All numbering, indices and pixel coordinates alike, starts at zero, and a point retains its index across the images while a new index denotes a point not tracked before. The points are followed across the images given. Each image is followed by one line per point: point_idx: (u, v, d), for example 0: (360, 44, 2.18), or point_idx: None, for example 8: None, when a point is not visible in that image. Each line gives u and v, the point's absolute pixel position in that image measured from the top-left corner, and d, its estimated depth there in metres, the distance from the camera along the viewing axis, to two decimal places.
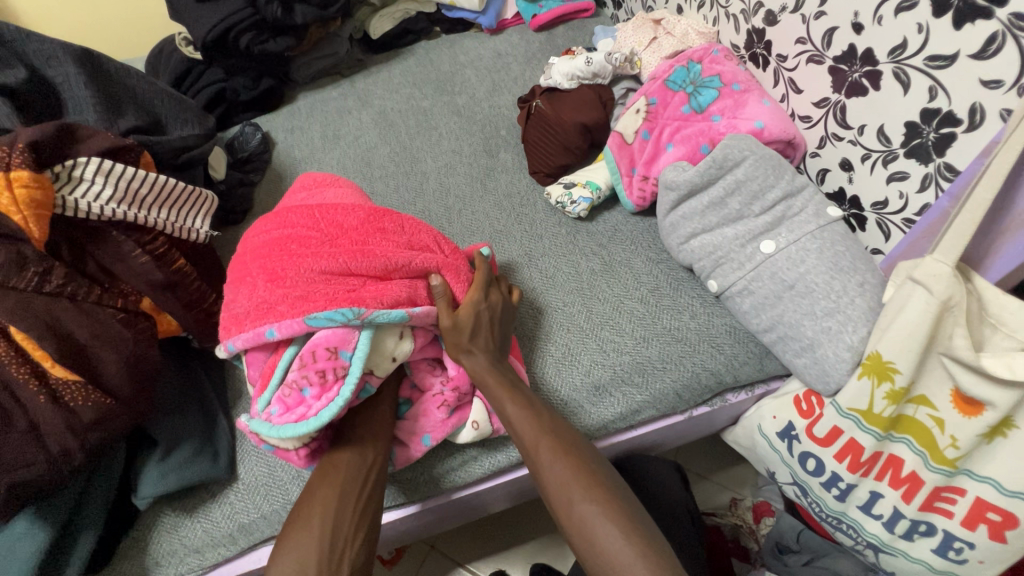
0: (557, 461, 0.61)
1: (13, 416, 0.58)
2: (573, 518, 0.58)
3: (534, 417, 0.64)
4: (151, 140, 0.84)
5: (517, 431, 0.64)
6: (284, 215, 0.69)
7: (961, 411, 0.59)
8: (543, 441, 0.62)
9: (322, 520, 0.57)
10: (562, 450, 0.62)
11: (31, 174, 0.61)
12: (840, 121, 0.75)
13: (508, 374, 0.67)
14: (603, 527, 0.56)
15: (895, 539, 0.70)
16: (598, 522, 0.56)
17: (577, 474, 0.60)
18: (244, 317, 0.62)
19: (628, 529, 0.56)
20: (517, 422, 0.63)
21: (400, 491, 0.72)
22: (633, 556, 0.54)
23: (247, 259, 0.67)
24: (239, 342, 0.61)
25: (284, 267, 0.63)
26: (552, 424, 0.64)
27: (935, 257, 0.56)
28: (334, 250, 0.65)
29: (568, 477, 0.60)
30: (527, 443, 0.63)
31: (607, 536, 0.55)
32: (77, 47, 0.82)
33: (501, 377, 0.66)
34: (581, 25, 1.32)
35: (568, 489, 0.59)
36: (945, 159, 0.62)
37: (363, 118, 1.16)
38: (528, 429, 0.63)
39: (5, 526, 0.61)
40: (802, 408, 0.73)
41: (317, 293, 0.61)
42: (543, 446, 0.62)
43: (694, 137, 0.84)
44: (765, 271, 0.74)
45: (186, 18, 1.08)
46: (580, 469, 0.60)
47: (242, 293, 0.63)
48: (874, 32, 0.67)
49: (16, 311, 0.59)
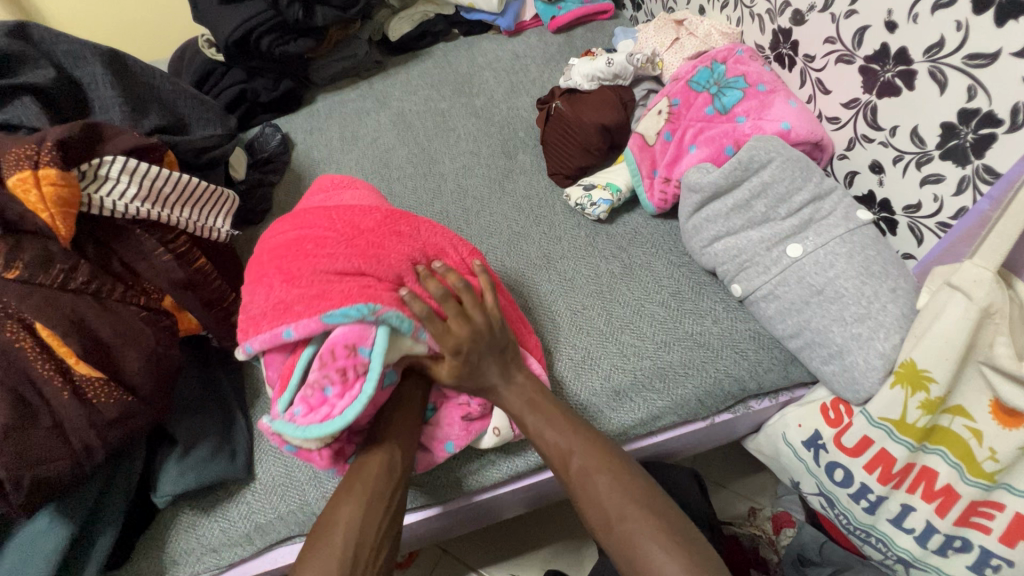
0: (591, 479, 0.59)
1: (37, 413, 0.58)
2: (614, 535, 0.57)
3: (562, 429, 0.62)
4: (175, 140, 0.85)
5: (546, 452, 0.62)
6: (299, 219, 0.70)
7: (1000, 422, 0.57)
8: (576, 459, 0.60)
9: (347, 533, 0.56)
10: (596, 465, 0.60)
11: (58, 172, 0.62)
12: (870, 123, 0.73)
13: (531, 387, 0.65)
14: (648, 545, 0.54)
15: (927, 554, 0.67)
16: (643, 542, 0.55)
17: (615, 491, 0.58)
18: (260, 316, 0.61)
19: (673, 545, 0.54)
20: (546, 442, 0.62)
21: (420, 494, 0.72)
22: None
23: (263, 260, 0.67)
24: (254, 345, 0.60)
25: (297, 269, 0.63)
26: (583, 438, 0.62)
27: (975, 262, 0.54)
28: (347, 251, 0.64)
29: (605, 496, 0.58)
30: (558, 460, 0.61)
31: (653, 555, 0.54)
32: (105, 48, 0.84)
33: (523, 394, 0.64)
34: (600, 26, 1.32)
35: (607, 509, 0.58)
36: (985, 161, 0.60)
37: (382, 119, 1.16)
38: (556, 449, 0.62)
39: (29, 520, 0.61)
40: (830, 417, 0.71)
41: (331, 291, 0.60)
42: (575, 463, 0.60)
43: (719, 139, 0.82)
44: (791, 276, 0.72)
45: (209, 19, 1.09)
46: (617, 484, 0.59)
47: (257, 297, 0.63)
48: (909, 30, 0.65)
49: (41, 307, 0.60)
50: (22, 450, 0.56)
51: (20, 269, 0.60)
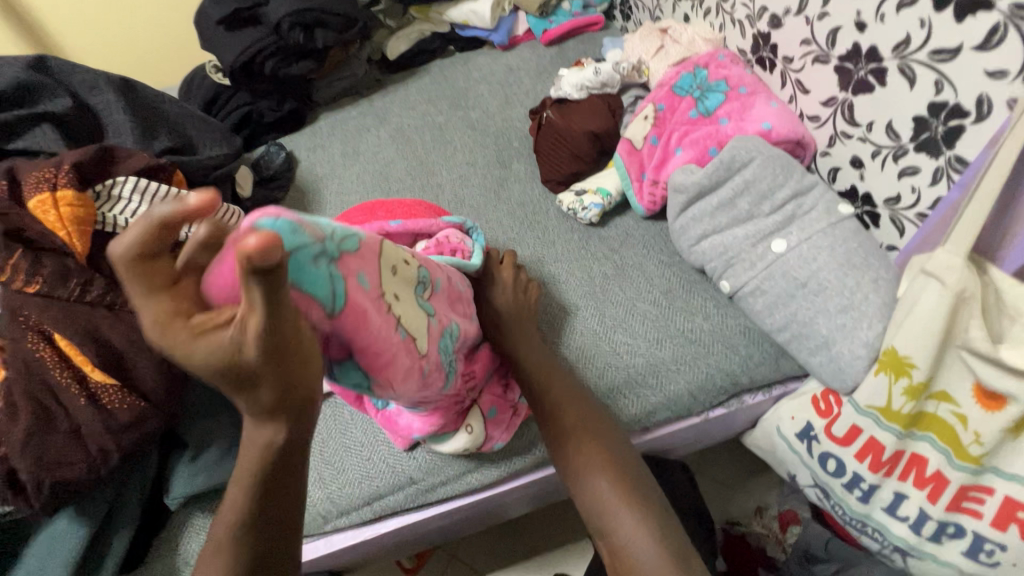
0: (562, 409, 0.65)
1: (56, 418, 0.62)
2: (571, 467, 0.62)
3: (543, 363, 0.69)
4: (183, 160, 0.90)
5: (523, 381, 0.68)
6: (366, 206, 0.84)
7: (983, 406, 0.58)
8: (552, 393, 0.66)
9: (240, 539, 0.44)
10: (569, 398, 0.66)
11: (75, 194, 0.67)
12: (848, 120, 0.75)
13: (524, 321, 0.72)
14: (598, 476, 0.60)
15: (923, 542, 0.67)
16: (595, 475, 0.60)
17: (579, 425, 0.64)
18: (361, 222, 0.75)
19: (621, 480, 0.60)
20: (524, 374, 0.68)
21: (420, 492, 0.74)
22: (626, 510, 0.58)
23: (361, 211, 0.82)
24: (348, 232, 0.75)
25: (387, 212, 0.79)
26: (559, 377, 0.68)
27: (947, 249, 0.55)
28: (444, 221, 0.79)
29: (570, 428, 0.64)
30: (536, 388, 0.67)
31: (602, 486, 0.59)
32: (118, 77, 0.89)
33: (517, 325, 0.71)
34: (591, 38, 1.35)
35: (568, 439, 0.63)
36: (955, 152, 0.62)
37: (382, 135, 1.20)
38: (534, 380, 0.67)
39: (50, 522, 0.65)
40: (821, 408, 0.72)
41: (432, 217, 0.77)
42: (548, 394, 0.66)
43: (702, 140, 0.84)
44: (777, 270, 0.74)
45: (215, 46, 1.15)
46: (581, 420, 0.65)
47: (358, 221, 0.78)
48: (877, 29, 0.67)
49: (59, 319, 0.63)
50: (44, 452, 0.60)
51: (39, 284, 0.64)
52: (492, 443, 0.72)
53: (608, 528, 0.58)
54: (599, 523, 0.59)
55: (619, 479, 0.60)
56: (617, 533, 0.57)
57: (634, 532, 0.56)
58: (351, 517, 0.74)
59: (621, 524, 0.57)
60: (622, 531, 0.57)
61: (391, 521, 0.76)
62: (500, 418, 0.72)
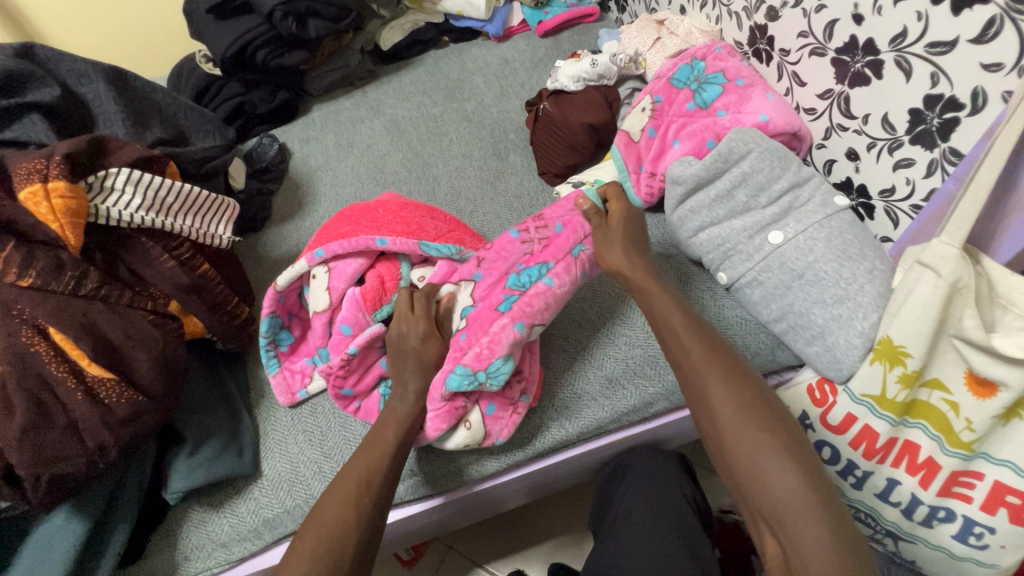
0: (731, 389, 0.52)
1: (52, 413, 0.61)
2: (738, 451, 0.49)
3: (698, 337, 0.57)
4: (176, 152, 0.89)
5: (676, 356, 0.57)
6: (355, 207, 0.85)
7: (974, 393, 0.60)
8: (716, 370, 0.53)
9: (346, 541, 0.54)
10: (735, 375, 0.53)
11: (67, 185, 0.65)
12: (844, 112, 0.76)
13: (671, 293, 0.62)
14: (774, 461, 0.47)
15: (914, 526, 0.69)
16: (763, 453, 0.48)
17: (743, 402, 0.51)
18: (351, 234, 0.78)
19: (800, 466, 0.47)
20: (675, 345, 0.57)
21: (422, 483, 0.74)
22: (801, 503, 0.45)
23: (355, 212, 0.83)
24: (332, 246, 0.76)
25: (372, 219, 0.80)
26: (736, 362, 0.55)
27: (942, 239, 0.56)
28: (431, 227, 0.81)
29: (734, 406, 0.51)
30: (692, 363, 0.55)
31: (775, 466, 0.47)
32: (107, 66, 0.87)
33: (667, 303, 0.61)
34: (586, 29, 1.35)
35: (739, 420, 0.50)
36: (950, 144, 0.63)
37: (376, 127, 1.19)
38: (693, 350, 0.56)
39: (47, 517, 0.64)
40: (815, 397, 0.73)
41: (427, 228, 0.81)
42: (713, 369, 0.53)
43: (700, 133, 0.85)
44: (774, 262, 0.75)
45: (205, 36, 1.12)
46: (752, 398, 0.51)
47: (345, 230, 0.79)
48: (875, 22, 0.68)
49: (54, 313, 0.63)
50: (40, 447, 0.59)
51: (33, 277, 0.63)
52: (493, 440, 0.72)
53: (780, 524, 0.46)
54: (768, 518, 0.46)
55: (799, 462, 0.47)
56: (789, 528, 0.45)
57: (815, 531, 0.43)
58: None
59: (798, 518, 0.45)
60: (798, 530, 0.44)
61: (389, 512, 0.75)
62: (499, 415, 0.72)
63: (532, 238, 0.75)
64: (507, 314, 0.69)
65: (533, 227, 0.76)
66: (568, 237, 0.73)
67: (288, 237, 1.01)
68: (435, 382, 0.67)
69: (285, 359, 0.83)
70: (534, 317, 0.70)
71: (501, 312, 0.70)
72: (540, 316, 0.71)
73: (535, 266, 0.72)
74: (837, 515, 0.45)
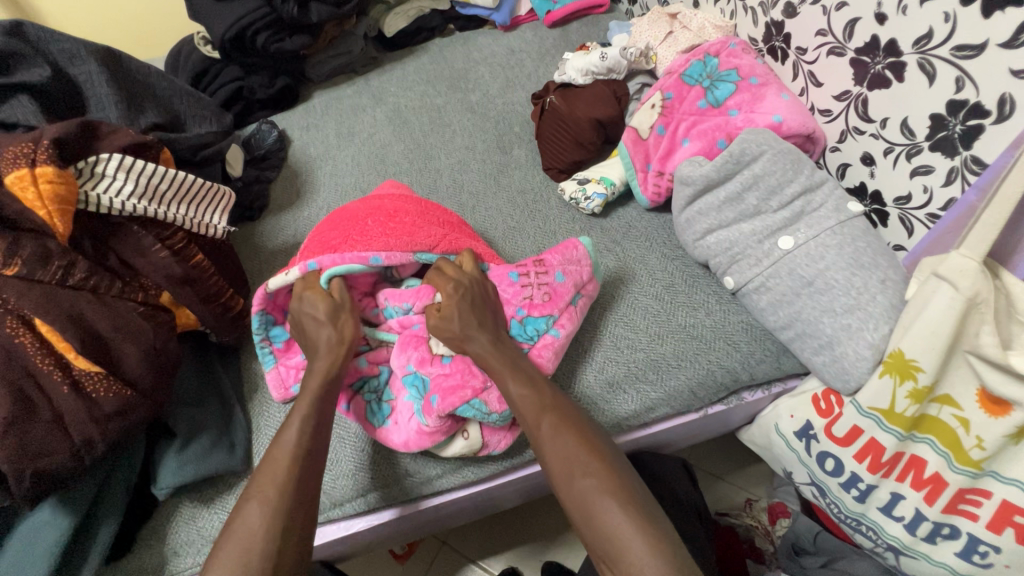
0: (561, 439, 0.57)
1: (37, 406, 0.59)
2: (574, 497, 0.54)
3: (535, 391, 0.61)
4: (170, 138, 0.86)
5: (518, 410, 0.61)
6: (347, 213, 0.81)
7: (986, 411, 0.58)
8: (546, 420, 0.59)
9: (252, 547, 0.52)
10: (565, 424, 0.58)
11: (55, 170, 0.63)
12: (862, 115, 0.73)
13: (506, 346, 0.66)
14: (602, 503, 0.52)
15: (917, 541, 0.68)
16: (595, 497, 0.53)
17: (578, 449, 0.56)
18: (342, 246, 0.74)
19: (628, 504, 0.52)
20: (517, 402, 0.61)
21: (375, 497, 0.71)
22: (632, 531, 0.50)
23: (342, 221, 0.79)
24: (326, 261, 0.73)
25: (361, 231, 0.76)
26: (567, 411, 0.60)
27: (960, 252, 0.54)
28: (425, 231, 0.78)
29: (569, 454, 0.56)
30: (528, 419, 0.59)
31: (601, 506, 0.52)
32: (100, 46, 0.84)
33: (505, 359, 0.64)
34: (595, 20, 1.32)
35: (570, 468, 0.55)
36: (973, 152, 0.60)
37: (378, 115, 1.16)
38: (529, 408, 0.60)
39: (32, 512, 0.63)
40: (821, 407, 0.72)
41: (422, 233, 0.77)
42: (546, 424, 0.58)
43: (711, 132, 0.83)
44: (783, 268, 0.73)
45: (204, 17, 1.09)
46: (582, 446, 0.57)
47: (335, 242, 0.75)
48: (898, 22, 0.65)
49: (41, 304, 0.60)
50: (24, 442, 0.57)
51: (18, 265, 0.61)
52: (490, 450, 0.70)
53: (620, 554, 0.50)
54: (608, 552, 0.51)
55: (623, 501, 0.52)
56: (626, 559, 0.50)
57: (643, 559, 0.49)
58: (344, 509, 0.71)
59: (629, 553, 0.50)
60: (634, 556, 0.49)
61: (380, 512, 0.74)
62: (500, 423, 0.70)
63: (533, 284, 0.74)
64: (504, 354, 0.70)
65: (534, 272, 0.75)
66: (569, 288, 0.75)
67: (285, 227, 0.99)
68: (447, 401, 0.65)
69: (282, 354, 0.80)
70: (543, 368, 0.70)
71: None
72: (550, 367, 0.71)
73: (539, 316, 0.73)
74: (662, 543, 0.50)
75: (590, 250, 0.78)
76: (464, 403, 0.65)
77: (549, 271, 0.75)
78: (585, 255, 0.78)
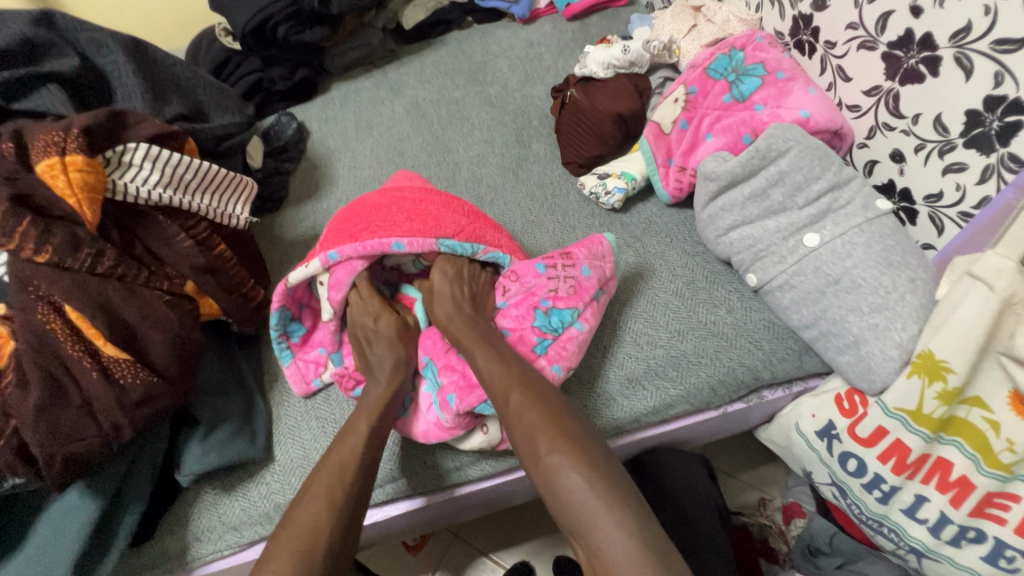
0: (527, 410, 0.58)
1: (68, 391, 0.60)
2: (541, 468, 0.54)
3: (503, 366, 0.63)
4: (194, 128, 0.87)
5: (490, 389, 0.62)
6: (372, 199, 0.81)
7: (1017, 413, 0.57)
8: (514, 394, 0.60)
9: (318, 540, 0.53)
10: (529, 395, 0.59)
11: (84, 158, 0.64)
12: (892, 111, 0.72)
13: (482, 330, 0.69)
14: (566, 473, 0.52)
15: (940, 544, 0.67)
16: (560, 468, 0.53)
17: (541, 424, 0.56)
18: (364, 233, 0.74)
19: (591, 471, 0.52)
20: (489, 380, 0.62)
21: (398, 486, 0.72)
22: (594, 499, 0.50)
23: (365, 206, 0.79)
24: (348, 251, 0.73)
25: (385, 218, 0.76)
26: (532, 383, 0.61)
27: (997, 252, 0.54)
28: (449, 220, 0.77)
29: (534, 425, 0.57)
30: (497, 394, 0.61)
31: (563, 475, 0.52)
32: (126, 36, 0.85)
33: (478, 342, 0.66)
34: (615, 13, 1.30)
35: (535, 439, 0.56)
36: (1009, 149, 0.59)
37: (396, 108, 1.16)
38: (497, 385, 0.61)
39: (61, 495, 0.64)
40: (844, 407, 0.71)
41: (444, 222, 0.76)
42: (513, 398, 0.59)
43: (736, 127, 0.81)
44: (808, 265, 0.72)
45: (226, 8, 1.09)
46: (547, 417, 0.57)
47: (357, 229, 0.75)
48: (935, 15, 0.64)
49: (70, 291, 0.61)
50: (55, 426, 0.58)
51: (49, 253, 0.61)
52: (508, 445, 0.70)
53: (583, 524, 0.50)
54: (572, 520, 0.51)
55: (585, 466, 0.52)
56: (591, 528, 0.49)
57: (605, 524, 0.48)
58: (368, 498, 0.72)
59: (593, 519, 0.49)
60: (594, 522, 0.49)
61: (383, 510, 0.73)
62: None
63: (559, 277, 0.73)
64: (543, 357, 0.70)
65: (561, 264, 0.74)
66: (594, 283, 0.74)
67: (305, 218, 0.99)
68: (467, 401, 0.65)
69: (298, 349, 0.81)
70: (567, 361, 0.70)
71: (537, 355, 0.70)
72: (574, 360, 0.71)
73: (565, 308, 0.72)
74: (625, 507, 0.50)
75: (613, 246, 0.79)
76: (483, 402, 0.65)
77: (575, 262, 0.75)
78: (609, 250, 0.78)
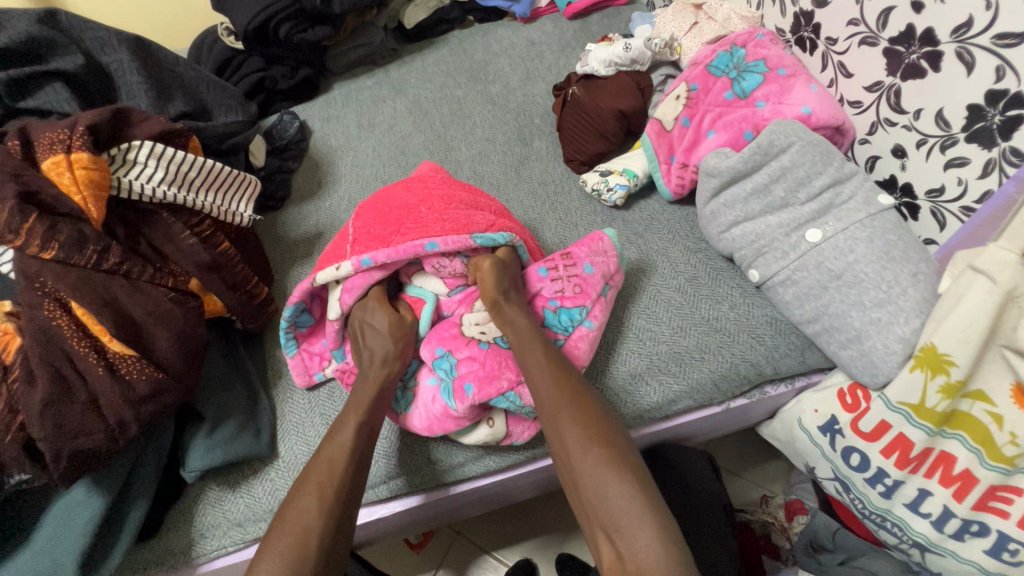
0: (579, 412, 0.58)
1: (74, 388, 0.60)
2: (587, 468, 0.54)
3: (557, 369, 0.62)
4: (199, 126, 0.87)
5: (539, 387, 0.62)
6: (391, 200, 0.80)
7: (1019, 406, 0.57)
8: (566, 395, 0.60)
9: (309, 531, 0.54)
10: (581, 400, 0.59)
11: (89, 156, 0.64)
12: (894, 106, 0.72)
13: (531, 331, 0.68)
14: (614, 477, 0.53)
15: (944, 538, 0.67)
16: (608, 472, 0.53)
17: (586, 431, 0.56)
18: (395, 237, 0.73)
19: (638, 481, 0.53)
20: (542, 378, 0.62)
21: (392, 486, 0.72)
22: (640, 507, 0.51)
23: (389, 208, 0.78)
24: (381, 255, 0.71)
25: (416, 219, 0.75)
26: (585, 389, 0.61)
27: (999, 244, 0.54)
28: (479, 218, 0.77)
29: (587, 427, 0.57)
30: (550, 391, 0.60)
31: (612, 479, 0.52)
32: (130, 35, 0.85)
33: (528, 345, 0.65)
34: (616, 12, 1.30)
35: (587, 440, 0.56)
36: (1011, 143, 0.59)
37: (397, 107, 1.17)
38: (550, 383, 0.61)
39: (67, 491, 0.64)
40: (847, 402, 0.72)
41: (476, 220, 0.76)
42: (564, 399, 0.59)
43: (737, 123, 0.82)
44: (810, 260, 0.72)
45: (228, 8, 1.10)
46: (598, 423, 0.57)
47: (387, 232, 0.74)
48: (936, 10, 0.64)
49: (77, 288, 0.62)
50: (62, 422, 0.58)
51: (55, 250, 0.62)
52: (512, 441, 0.71)
53: (616, 529, 0.50)
54: (610, 522, 0.51)
55: (634, 476, 0.53)
56: (630, 533, 0.49)
57: (648, 532, 0.49)
58: (368, 495, 0.72)
59: (635, 524, 0.50)
60: (636, 528, 0.49)
61: (383, 508, 0.74)
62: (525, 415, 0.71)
63: (562, 278, 0.74)
64: None
65: (563, 265, 0.75)
66: (598, 279, 0.75)
67: (308, 216, 1.00)
68: (485, 392, 0.66)
69: (303, 341, 0.80)
70: (578, 359, 0.71)
71: None
72: (586, 359, 0.72)
73: (573, 307, 0.73)
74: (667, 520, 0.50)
75: (614, 241, 0.79)
76: (500, 394, 0.67)
77: (579, 260, 0.75)
78: (610, 246, 0.78)
